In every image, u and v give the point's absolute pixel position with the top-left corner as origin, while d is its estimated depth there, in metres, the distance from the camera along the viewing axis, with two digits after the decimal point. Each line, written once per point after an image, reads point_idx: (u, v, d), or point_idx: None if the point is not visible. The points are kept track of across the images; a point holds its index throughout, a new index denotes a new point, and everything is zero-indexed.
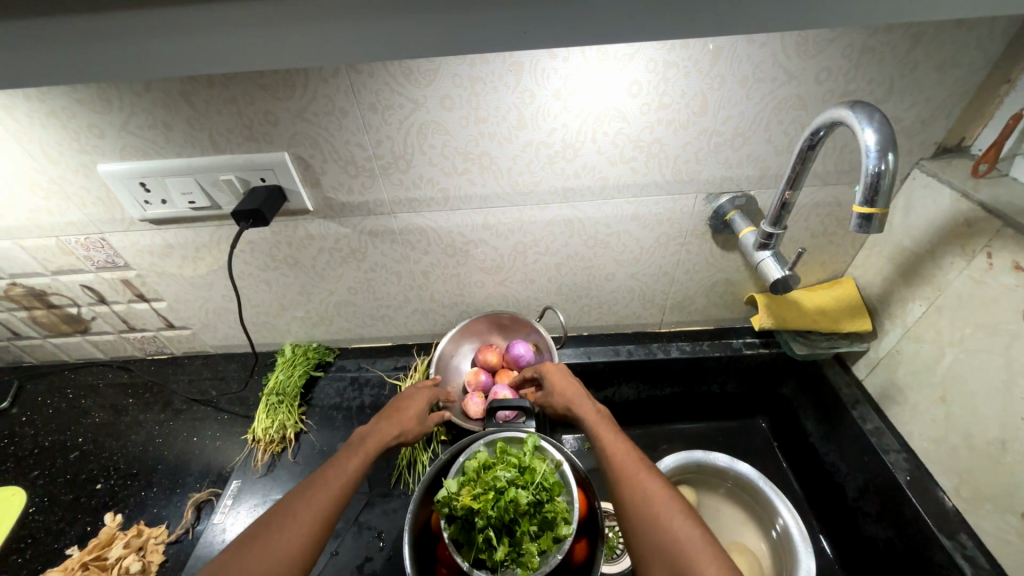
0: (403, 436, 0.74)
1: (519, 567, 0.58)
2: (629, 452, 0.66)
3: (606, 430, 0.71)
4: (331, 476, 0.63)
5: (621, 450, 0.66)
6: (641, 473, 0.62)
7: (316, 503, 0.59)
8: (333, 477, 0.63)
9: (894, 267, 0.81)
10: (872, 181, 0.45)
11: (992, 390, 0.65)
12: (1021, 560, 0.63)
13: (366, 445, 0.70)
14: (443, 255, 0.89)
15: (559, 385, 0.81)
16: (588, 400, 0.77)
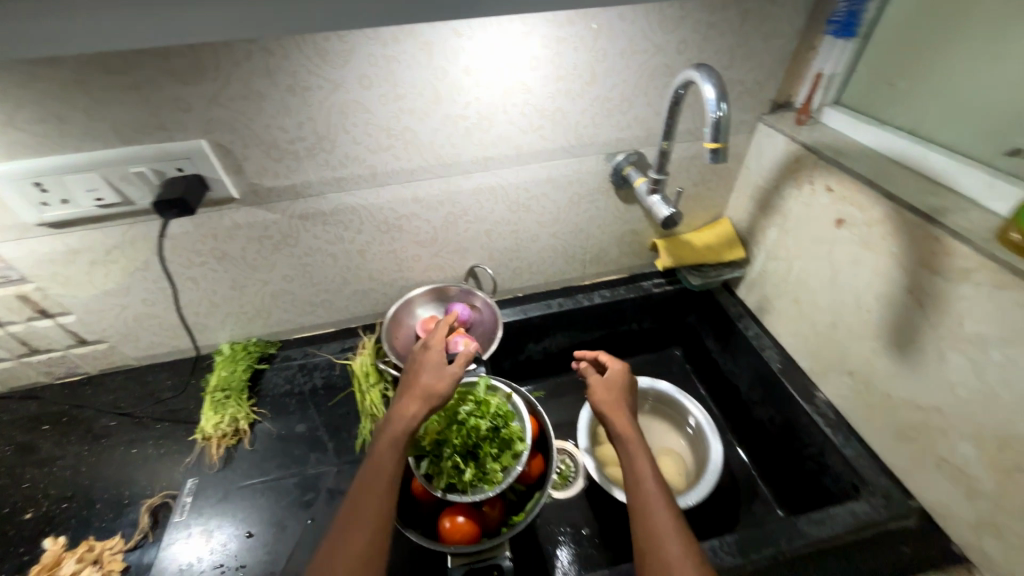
0: (430, 407, 0.64)
1: (485, 484, 0.67)
2: (656, 487, 0.65)
3: (641, 455, 0.70)
4: (374, 475, 0.59)
5: (651, 485, 0.66)
6: (661, 511, 0.63)
7: (368, 511, 0.56)
8: (378, 474, 0.59)
9: (756, 203, 1.00)
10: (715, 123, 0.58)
11: (825, 285, 0.86)
12: (854, 407, 0.84)
13: (395, 422, 0.63)
14: (377, 232, 0.93)
15: (607, 395, 0.79)
16: (627, 417, 0.76)
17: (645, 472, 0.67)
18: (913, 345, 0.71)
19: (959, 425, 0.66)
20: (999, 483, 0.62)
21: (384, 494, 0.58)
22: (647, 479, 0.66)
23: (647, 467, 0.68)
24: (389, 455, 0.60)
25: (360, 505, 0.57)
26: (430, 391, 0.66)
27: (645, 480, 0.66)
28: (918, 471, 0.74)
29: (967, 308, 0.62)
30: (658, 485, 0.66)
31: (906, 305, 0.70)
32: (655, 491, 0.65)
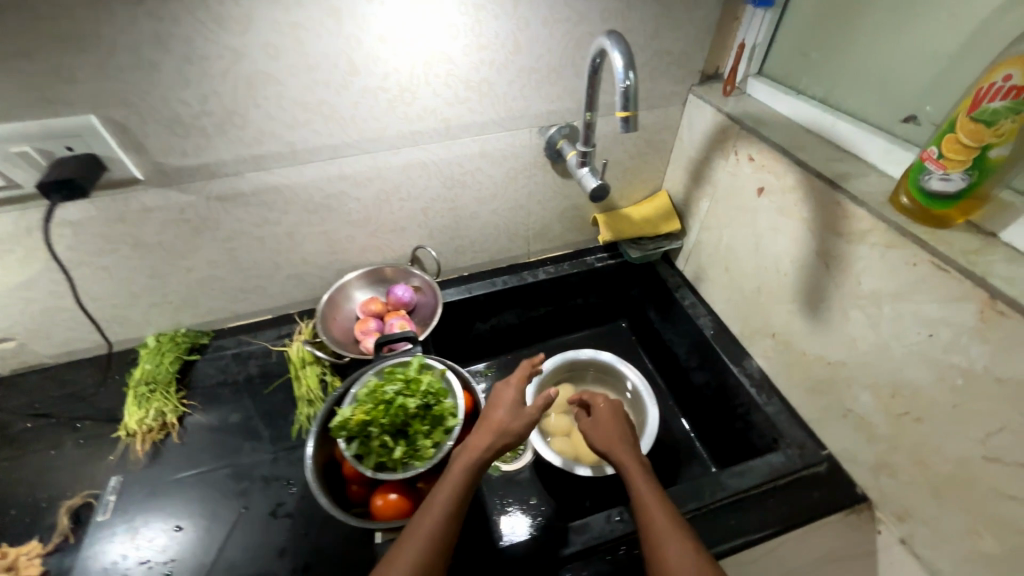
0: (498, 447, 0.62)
1: (417, 460, 0.67)
2: (665, 519, 0.61)
3: (644, 488, 0.65)
4: (441, 501, 0.57)
5: (658, 519, 0.61)
6: (671, 545, 0.58)
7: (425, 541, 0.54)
8: (445, 500, 0.57)
9: (689, 175, 1.02)
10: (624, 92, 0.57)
11: (750, 253, 0.89)
12: (776, 366, 0.89)
13: (461, 458, 0.61)
14: (305, 213, 0.89)
15: (605, 420, 0.77)
16: (626, 445, 0.72)
17: (651, 506, 0.63)
18: (822, 306, 0.75)
19: (859, 378, 0.71)
20: (892, 427, 0.67)
21: (446, 521, 0.56)
22: (656, 514, 0.62)
23: (652, 502, 0.63)
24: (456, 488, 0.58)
25: (420, 530, 0.55)
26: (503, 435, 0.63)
27: (654, 514, 0.62)
28: (828, 422, 0.79)
29: (865, 268, 0.66)
30: (667, 517, 0.61)
31: (816, 268, 0.74)
32: (666, 526, 0.60)
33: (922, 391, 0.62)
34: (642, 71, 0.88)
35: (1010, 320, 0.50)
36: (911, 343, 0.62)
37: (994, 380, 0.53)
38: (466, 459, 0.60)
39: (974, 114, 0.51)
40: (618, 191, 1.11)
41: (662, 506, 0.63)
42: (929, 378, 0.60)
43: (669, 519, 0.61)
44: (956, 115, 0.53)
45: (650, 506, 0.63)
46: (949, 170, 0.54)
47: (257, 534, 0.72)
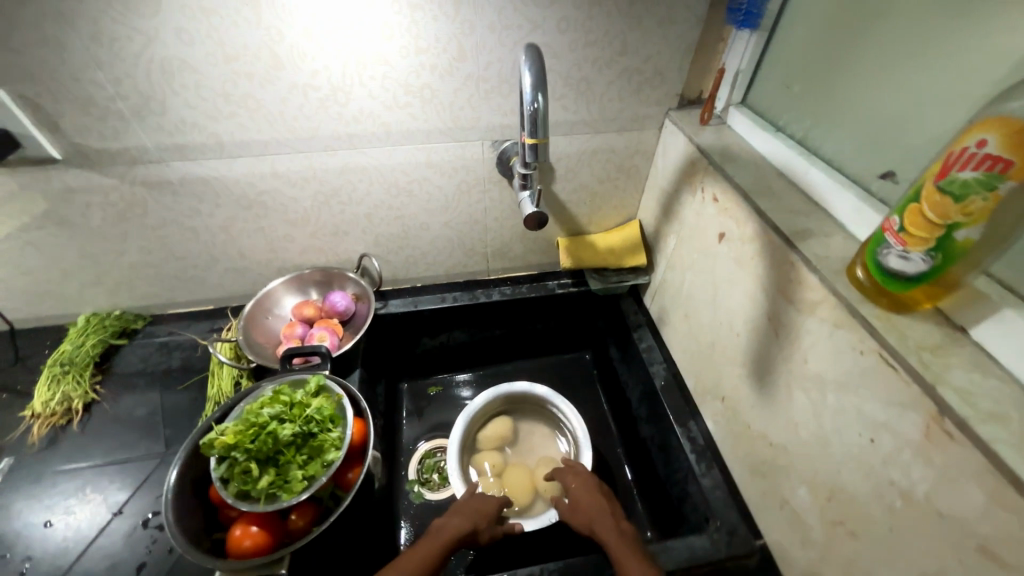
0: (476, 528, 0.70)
1: (283, 494, 0.62)
2: (646, 573, 0.59)
3: (621, 546, 0.64)
4: (419, 554, 0.62)
5: (634, 574, 0.59)
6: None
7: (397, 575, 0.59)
8: (424, 552, 0.63)
9: (660, 207, 0.93)
10: (532, 114, 0.53)
11: (707, 303, 0.80)
12: (722, 434, 0.79)
13: (442, 534, 0.66)
14: (238, 207, 0.85)
15: (585, 494, 0.76)
16: (609, 516, 0.71)
17: (630, 563, 0.61)
18: (769, 378, 0.65)
19: (799, 469, 0.61)
20: (825, 534, 0.57)
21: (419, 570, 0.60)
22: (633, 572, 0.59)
23: (630, 556, 0.62)
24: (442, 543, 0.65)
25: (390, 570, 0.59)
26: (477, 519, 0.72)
27: (636, 566, 0.60)
28: (765, 509, 0.69)
29: (811, 344, 0.56)
30: (649, 572, 0.59)
31: (766, 333, 0.64)
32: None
33: (859, 503, 0.51)
34: (608, 89, 0.80)
35: (958, 444, 0.40)
36: (851, 443, 0.52)
37: (934, 511, 0.43)
38: (446, 529, 0.67)
39: (941, 184, 0.41)
40: (585, 216, 1.02)
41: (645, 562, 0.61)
42: (867, 489, 0.50)
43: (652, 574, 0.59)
44: (923, 182, 0.43)
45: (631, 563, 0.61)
46: (909, 247, 0.44)
47: (120, 546, 0.68)
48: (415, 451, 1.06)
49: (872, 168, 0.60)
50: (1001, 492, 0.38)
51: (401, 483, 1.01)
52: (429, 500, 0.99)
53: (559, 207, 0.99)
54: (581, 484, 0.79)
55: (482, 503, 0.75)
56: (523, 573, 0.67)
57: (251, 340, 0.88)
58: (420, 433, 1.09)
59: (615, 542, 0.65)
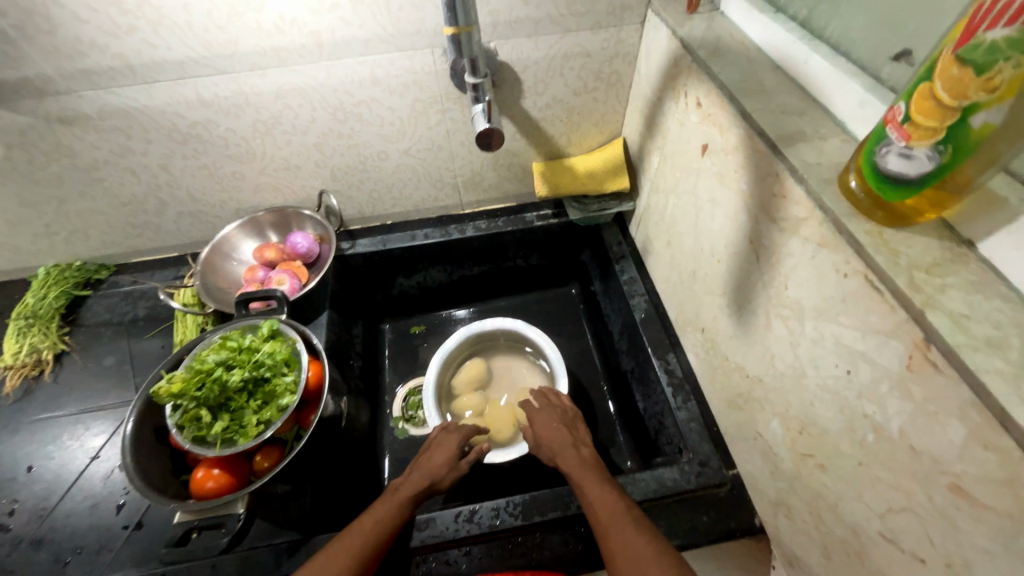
0: (432, 480, 0.68)
1: (239, 438, 0.61)
2: (615, 500, 0.59)
3: (586, 474, 0.64)
4: (367, 523, 0.59)
5: (599, 505, 0.59)
6: (625, 523, 0.56)
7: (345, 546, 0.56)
8: (372, 520, 0.60)
9: (643, 121, 0.82)
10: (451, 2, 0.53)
11: (690, 228, 0.72)
12: (702, 366, 0.74)
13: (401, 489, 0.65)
14: (172, 142, 0.78)
15: (547, 426, 0.75)
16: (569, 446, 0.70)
17: (593, 493, 0.61)
18: (748, 307, 0.59)
19: (773, 401, 0.57)
20: (795, 466, 0.55)
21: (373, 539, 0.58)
22: (598, 503, 0.59)
23: (595, 485, 0.62)
24: (395, 506, 0.62)
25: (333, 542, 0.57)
26: (433, 472, 0.69)
27: (602, 494, 0.61)
28: (740, 441, 0.66)
29: (792, 268, 0.49)
30: (618, 498, 0.60)
31: (748, 258, 0.57)
32: (616, 502, 0.59)
33: (830, 436, 0.48)
34: None
35: (944, 377, 0.35)
36: (827, 376, 0.47)
37: (908, 448, 0.39)
38: (394, 494, 0.64)
39: (961, 51, 0.32)
40: (563, 136, 0.92)
41: (613, 488, 0.62)
42: (840, 423, 0.46)
43: (620, 500, 0.59)
44: (939, 53, 0.34)
45: (598, 490, 0.61)
46: (912, 142, 0.36)
47: (99, 488, 0.72)
48: (398, 391, 1.06)
49: (883, 50, 0.49)
50: (984, 427, 0.33)
51: (385, 420, 1.02)
52: (414, 436, 1.00)
53: (531, 127, 0.89)
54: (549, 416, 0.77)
55: (435, 461, 0.71)
56: (489, 505, 0.67)
57: (210, 286, 0.85)
58: (403, 373, 1.08)
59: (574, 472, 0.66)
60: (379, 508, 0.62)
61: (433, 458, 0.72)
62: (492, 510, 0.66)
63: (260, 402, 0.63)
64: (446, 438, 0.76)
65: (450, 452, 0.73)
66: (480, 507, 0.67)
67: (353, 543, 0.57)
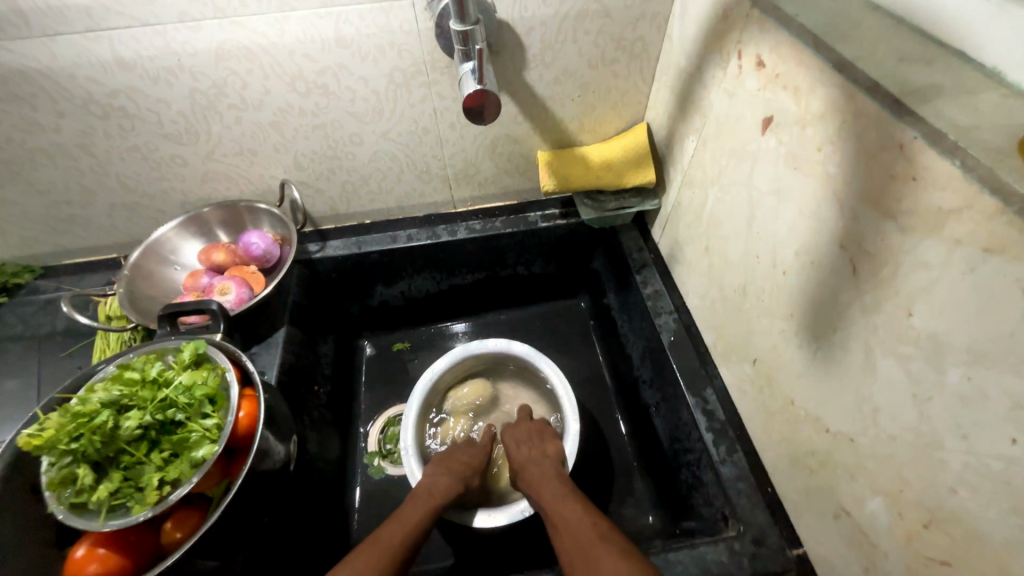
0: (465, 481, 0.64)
1: (135, 505, 0.44)
2: (615, 565, 0.44)
3: (568, 529, 0.52)
4: (376, 553, 0.49)
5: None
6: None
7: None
8: (381, 551, 0.50)
9: (674, 99, 0.67)
10: None
11: (738, 230, 0.56)
12: (751, 406, 0.58)
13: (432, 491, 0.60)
14: (90, 116, 0.62)
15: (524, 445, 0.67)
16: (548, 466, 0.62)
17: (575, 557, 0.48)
18: (832, 337, 0.43)
19: (872, 471, 0.41)
20: (912, 570, 0.38)
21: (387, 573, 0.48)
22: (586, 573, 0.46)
23: (583, 545, 0.49)
24: (405, 534, 0.53)
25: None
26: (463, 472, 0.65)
27: (594, 558, 0.46)
28: (808, 512, 0.50)
29: (925, 286, 0.33)
30: (619, 561, 0.45)
31: (836, 269, 0.41)
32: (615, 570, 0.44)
33: (987, 543, 0.31)
34: None
35: None
36: (987, 453, 0.30)
37: None
38: (399, 522, 0.54)
39: None
40: (574, 120, 0.76)
41: (614, 547, 0.47)
42: (1010, 529, 0.30)
43: (622, 564, 0.44)
44: None
45: (591, 554, 0.47)
46: None
47: None
48: (375, 421, 0.90)
49: None
50: None
51: (358, 456, 0.86)
52: (392, 475, 0.84)
53: (536, 108, 0.73)
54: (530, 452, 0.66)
55: (443, 484, 0.61)
56: None
57: (140, 295, 0.70)
58: (381, 398, 0.92)
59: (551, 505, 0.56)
60: (387, 538, 0.51)
61: (440, 478, 0.62)
62: None
63: (167, 454, 0.47)
64: (452, 462, 0.66)
65: (461, 479, 0.64)
66: None
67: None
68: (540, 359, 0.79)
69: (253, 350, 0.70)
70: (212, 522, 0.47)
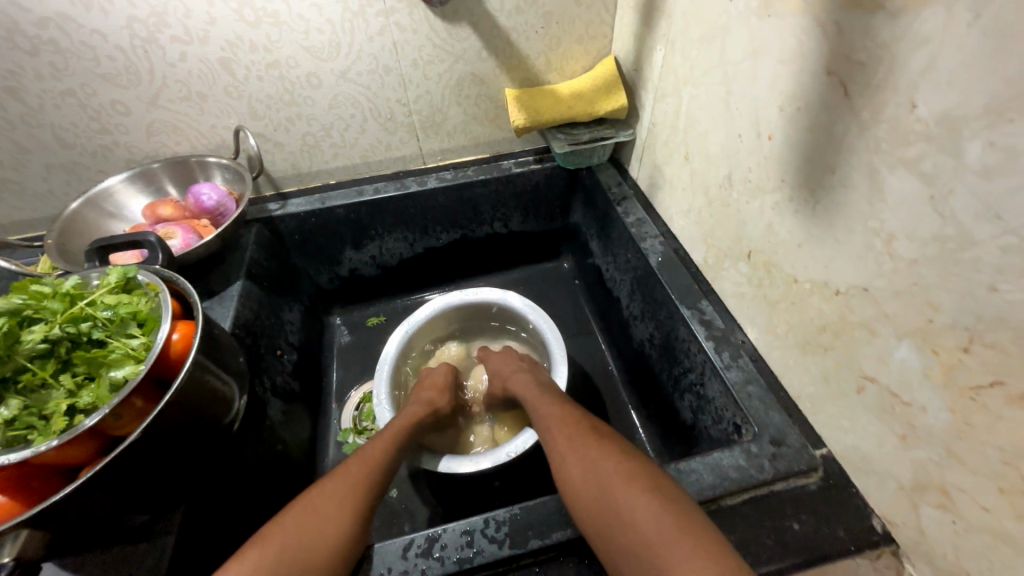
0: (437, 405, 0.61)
1: (37, 435, 0.37)
2: (615, 469, 0.39)
3: (565, 431, 0.47)
4: (340, 489, 0.42)
5: (577, 480, 0.41)
6: (626, 498, 0.36)
7: (320, 522, 0.39)
8: (346, 486, 0.43)
9: (639, 14, 0.65)
10: None
11: (717, 118, 0.53)
12: (751, 309, 0.53)
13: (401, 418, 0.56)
14: (16, 51, 0.58)
15: (496, 375, 0.66)
16: (529, 378, 0.60)
17: (578, 460, 0.43)
18: (831, 181, 0.39)
19: (896, 315, 0.36)
20: (959, 413, 0.33)
21: (355, 512, 0.41)
22: (580, 475, 0.41)
23: (580, 448, 0.44)
24: (369, 468, 0.46)
25: (292, 518, 0.38)
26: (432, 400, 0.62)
27: (590, 460, 0.41)
28: (827, 401, 0.45)
29: (928, 63, 0.30)
30: (617, 465, 0.40)
31: (826, 100, 0.38)
32: (624, 473, 0.38)
33: None
34: None
35: None
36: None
37: None
38: (365, 458, 0.47)
39: None
40: (540, 56, 0.74)
41: (612, 450, 0.42)
42: None
43: (620, 469, 0.39)
44: None
45: (589, 455, 0.42)
46: None
47: None
48: (351, 394, 0.83)
49: None
50: None
51: (332, 433, 0.77)
52: None
53: (501, 41, 0.71)
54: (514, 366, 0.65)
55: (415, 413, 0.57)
56: (459, 527, 0.43)
57: (73, 250, 0.63)
58: (356, 373, 0.85)
59: (543, 409, 0.53)
60: (348, 474, 0.44)
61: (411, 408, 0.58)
62: (463, 536, 0.42)
63: (81, 377, 0.40)
64: (427, 387, 0.65)
65: (423, 399, 0.61)
66: (445, 532, 0.43)
67: (320, 517, 0.39)
68: (503, 296, 0.75)
69: (204, 304, 0.63)
70: (126, 445, 0.38)
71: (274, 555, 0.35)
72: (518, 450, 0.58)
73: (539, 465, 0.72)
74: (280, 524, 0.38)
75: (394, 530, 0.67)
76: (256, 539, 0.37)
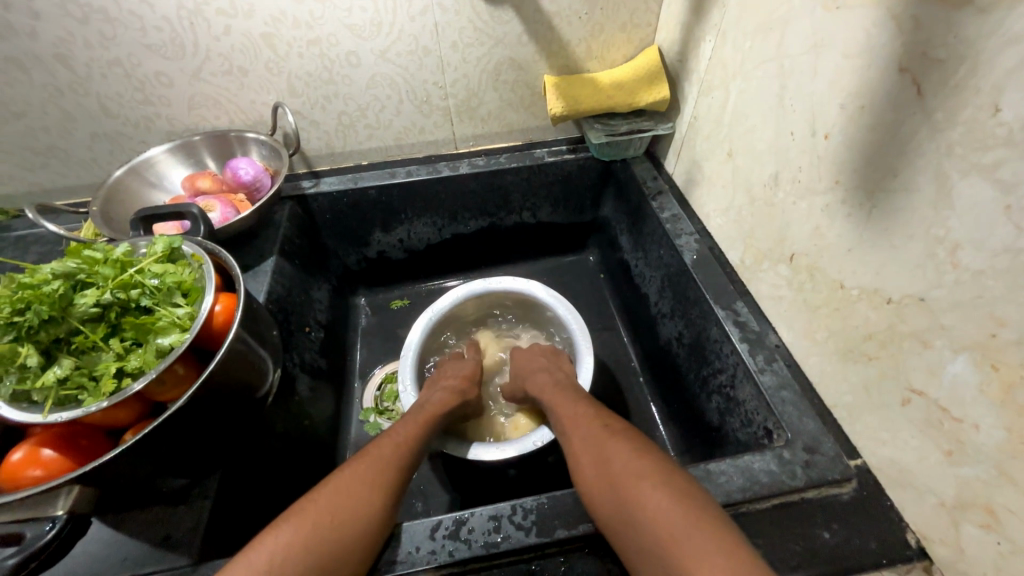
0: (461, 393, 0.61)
1: (89, 395, 0.38)
2: (636, 466, 0.39)
3: (586, 429, 0.47)
4: (366, 469, 0.43)
5: (597, 477, 0.41)
6: (649, 493, 0.36)
7: (350, 502, 0.39)
8: (371, 466, 0.43)
9: (689, 2, 0.63)
10: None
11: (767, 114, 0.51)
12: (789, 313, 0.52)
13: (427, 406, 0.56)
14: (68, 19, 0.58)
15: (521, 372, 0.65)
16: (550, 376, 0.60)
17: (598, 456, 0.43)
18: (892, 185, 0.38)
19: (954, 328, 0.35)
20: (1017, 433, 0.31)
21: (379, 493, 0.41)
22: (600, 470, 0.41)
23: (600, 445, 0.44)
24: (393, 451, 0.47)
25: (322, 495, 0.39)
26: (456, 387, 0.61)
27: (610, 457, 0.41)
28: (866, 411, 0.44)
29: (1019, 64, 0.29)
30: (637, 460, 0.40)
31: (895, 100, 0.36)
32: (649, 470, 0.38)
33: None
34: None
35: None
36: None
37: None
38: (389, 441, 0.48)
39: None
40: (582, 42, 0.72)
41: (632, 446, 0.41)
42: None
43: (640, 464, 0.39)
44: None
45: (608, 451, 0.42)
46: None
47: None
48: (374, 374, 0.84)
49: None
50: None
51: (354, 411, 0.78)
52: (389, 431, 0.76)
53: (543, 25, 0.69)
54: (536, 363, 0.64)
55: (436, 400, 0.57)
56: (486, 512, 0.43)
57: (116, 218, 0.64)
58: (379, 354, 0.87)
59: (564, 407, 0.53)
60: (372, 456, 0.45)
61: (433, 396, 0.58)
62: (489, 521, 0.43)
63: (129, 342, 0.41)
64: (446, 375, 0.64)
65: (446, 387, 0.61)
66: (471, 516, 0.43)
67: (349, 495, 0.40)
68: (528, 286, 0.75)
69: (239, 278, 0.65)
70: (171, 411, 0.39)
71: (305, 529, 0.36)
72: (543, 439, 0.58)
73: (557, 456, 0.72)
74: (309, 501, 0.39)
75: (410, 511, 0.68)
76: (287, 514, 0.38)
